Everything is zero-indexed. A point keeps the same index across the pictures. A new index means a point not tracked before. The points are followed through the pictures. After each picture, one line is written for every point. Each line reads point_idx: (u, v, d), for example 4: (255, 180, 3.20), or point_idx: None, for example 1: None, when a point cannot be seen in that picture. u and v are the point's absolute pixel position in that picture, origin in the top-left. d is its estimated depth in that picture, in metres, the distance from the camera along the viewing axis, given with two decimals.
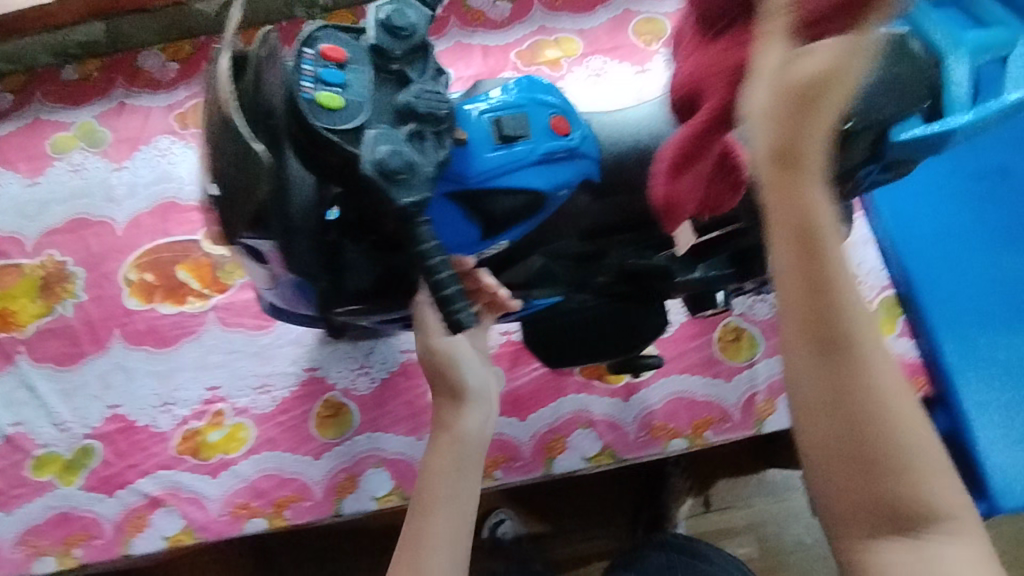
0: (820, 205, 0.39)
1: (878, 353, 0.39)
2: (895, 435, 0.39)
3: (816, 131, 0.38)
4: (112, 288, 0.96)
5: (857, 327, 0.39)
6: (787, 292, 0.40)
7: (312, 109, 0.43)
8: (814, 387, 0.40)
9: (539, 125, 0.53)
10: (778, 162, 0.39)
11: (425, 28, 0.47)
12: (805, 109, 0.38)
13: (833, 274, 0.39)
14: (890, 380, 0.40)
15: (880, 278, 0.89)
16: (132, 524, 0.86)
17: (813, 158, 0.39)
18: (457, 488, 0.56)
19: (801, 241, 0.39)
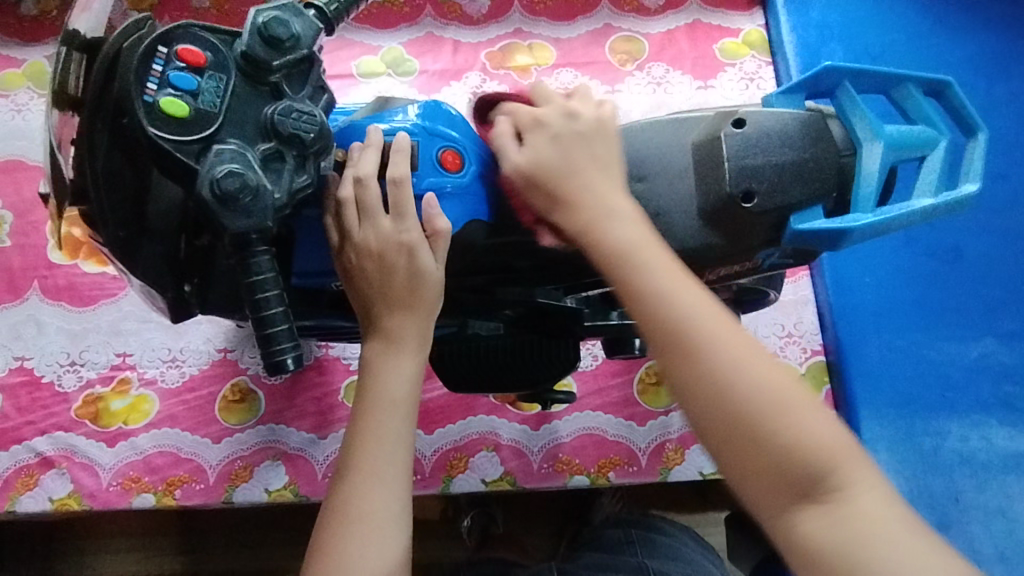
0: (617, 216, 0.48)
1: (717, 338, 0.43)
2: (752, 395, 0.41)
3: (597, 180, 0.49)
4: (38, 238, 0.93)
5: (686, 312, 0.44)
6: (636, 301, 0.45)
7: (152, 115, 0.41)
8: (684, 376, 0.43)
9: (427, 158, 0.51)
10: (588, 199, 0.49)
11: (310, 40, 0.44)
12: (557, 162, 0.50)
13: (649, 274, 0.45)
14: (734, 348, 0.43)
15: (814, 341, 0.85)
16: (21, 481, 0.83)
17: (592, 195, 0.49)
18: (388, 449, 0.53)
19: (616, 256, 0.46)
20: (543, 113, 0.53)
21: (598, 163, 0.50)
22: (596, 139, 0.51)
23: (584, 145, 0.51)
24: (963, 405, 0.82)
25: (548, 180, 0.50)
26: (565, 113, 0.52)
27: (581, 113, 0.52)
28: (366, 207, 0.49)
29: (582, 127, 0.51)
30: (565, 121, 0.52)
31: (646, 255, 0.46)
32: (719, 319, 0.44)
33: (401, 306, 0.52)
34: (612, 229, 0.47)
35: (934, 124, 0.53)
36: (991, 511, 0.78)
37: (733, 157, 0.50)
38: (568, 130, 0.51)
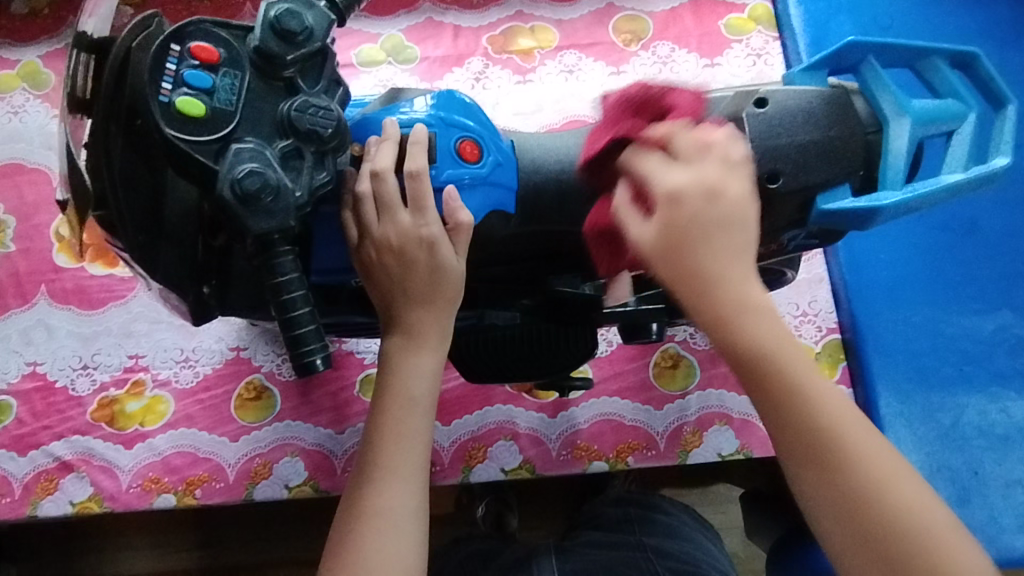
0: (765, 316, 0.44)
1: (839, 417, 0.43)
2: (884, 484, 0.42)
3: (734, 273, 0.44)
4: (42, 242, 0.92)
5: (824, 415, 0.43)
6: (775, 401, 0.44)
7: (168, 116, 0.40)
8: (812, 471, 0.43)
9: (445, 150, 0.50)
10: (728, 305, 0.44)
11: (323, 32, 0.43)
12: (696, 257, 0.44)
13: (803, 393, 0.43)
14: (884, 469, 0.43)
15: (829, 319, 0.85)
16: (41, 486, 0.83)
17: (729, 282, 0.44)
18: (405, 434, 0.53)
19: (766, 364, 0.44)
20: (676, 176, 0.45)
21: (735, 250, 0.44)
22: (735, 222, 0.45)
23: (720, 227, 0.44)
24: (981, 378, 0.82)
25: (687, 245, 0.44)
26: (705, 188, 0.45)
27: (723, 191, 0.45)
28: (384, 201, 0.48)
29: (721, 208, 0.44)
30: (703, 198, 0.44)
31: (793, 365, 0.44)
32: (868, 441, 0.43)
33: (420, 300, 0.51)
34: (752, 326, 0.44)
35: (961, 97, 0.52)
36: (1009, 482, 0.79)
37: (756, 138, 0.49)
38: (705, 211, 0.44)
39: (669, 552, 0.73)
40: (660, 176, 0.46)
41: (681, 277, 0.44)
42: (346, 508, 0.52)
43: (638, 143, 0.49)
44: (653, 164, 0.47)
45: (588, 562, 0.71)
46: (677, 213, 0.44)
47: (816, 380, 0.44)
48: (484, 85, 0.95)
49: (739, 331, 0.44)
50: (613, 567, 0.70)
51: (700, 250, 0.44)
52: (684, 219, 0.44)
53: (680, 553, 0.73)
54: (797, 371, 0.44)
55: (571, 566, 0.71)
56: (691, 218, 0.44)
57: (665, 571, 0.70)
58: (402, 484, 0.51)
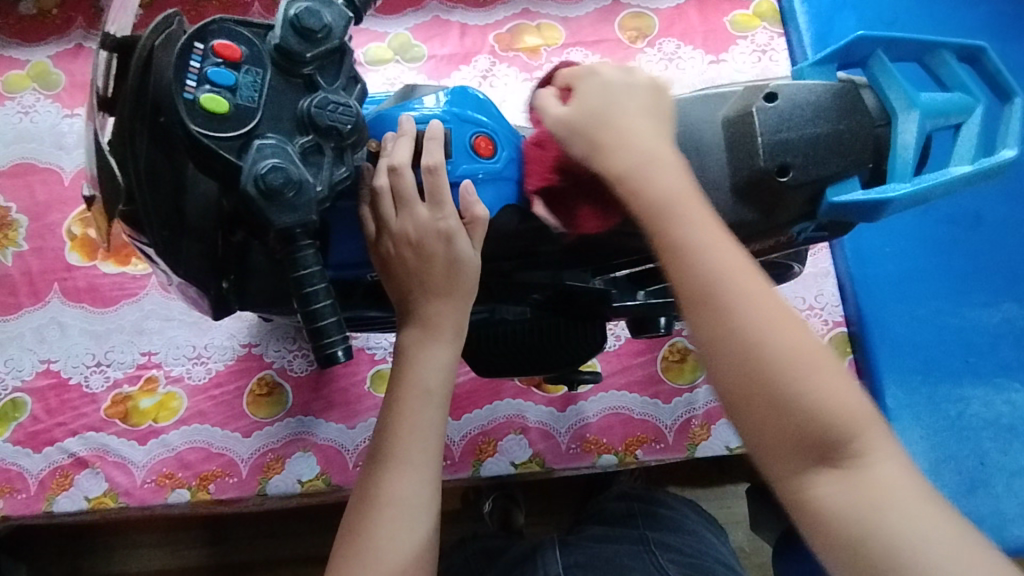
0: (657, 179, 0.45)
1: (733, 283, 0.41)
2: (774, 341, 0.40)
3: (636, 138, 0.47)
4: (54, 241, 0.93)
5: (717, 277, 0.41)
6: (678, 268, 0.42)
7: (192, 112, 0.40)
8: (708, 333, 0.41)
9: (461, 145, 0.51)
10: (638, 200, 0.44)
11: (341, 30, 0.44)
12: (608, 122, 0.48)
13: (719, 272, 0.42)
14: (807, 355, 0.40)
15: (835, 313, 0.85)
16: (56, 482, 0.84)
17: (626, 149, 0.47)
18: (418, 426, 0.53)
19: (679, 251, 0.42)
20: (575, 100, 0.50)
21: (655, 160, 0.46)
22: (646, 99, 0.50)
23: (629, 122, 0.48)
24: (987, 369, 0.83)
25: (586, 130, 0.49)
26: (603, 84, 0.50)
27: (643, 77, 0.51)
28: (402, 196, 0.49)
29: (611, 97, 0.49)
30: (597, 89, 0.50)
31: (713, 252, 0.42)
32: (793, 326, 0.41)
33: (436, 293, 0.52)
34: (681, 227, 0.43)
35: (968, 90, 0.53)
36: (1015, 472, 0.79)
37: (766, 132, 0.51)
38: (609, 91, 0.50)
39: (671, 544, 0.74)
40: (550, 106, 0.51)
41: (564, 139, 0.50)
42: (359, 497, 0.53)
43: (556, 90, 0.53)
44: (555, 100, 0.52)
45: (591, 555, 0.73)
46: (586, 113, 0.49)
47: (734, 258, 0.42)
48: (491, 82, 0.96)
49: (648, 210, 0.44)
50: (618, 559, 0.72)
51: (611, 135, 0.48)
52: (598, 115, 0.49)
53: (682, 545, 0.74)
54: (714, 253, 0.42)
55: (574, 559, 0.72)
56: (597, 89, 0.50)
57: (667, 562, 0.71)
58: (416, 475, 0.52)
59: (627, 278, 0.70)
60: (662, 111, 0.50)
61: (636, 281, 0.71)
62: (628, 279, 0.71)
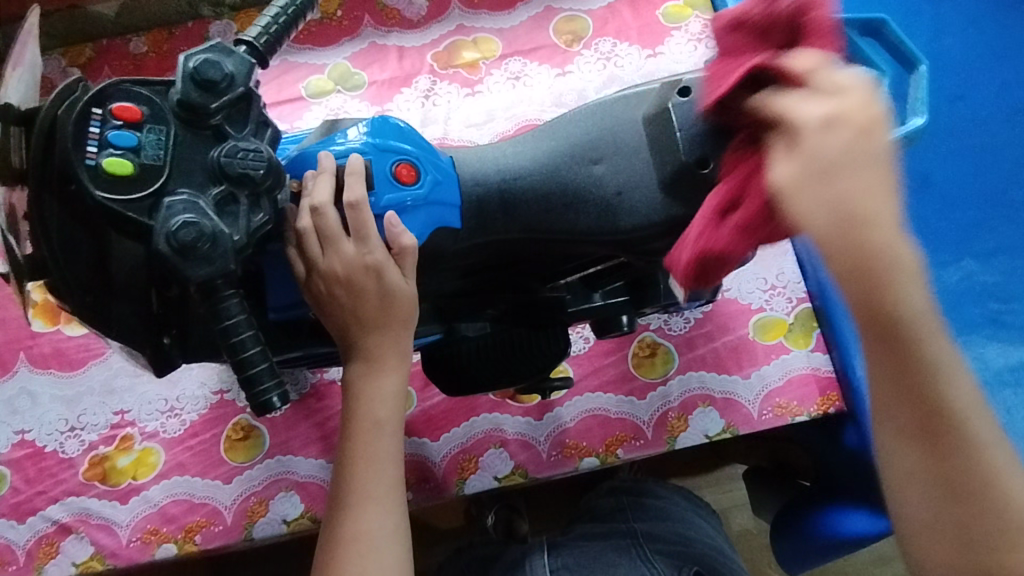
0: (913, 288, 0.41)
1: (954, 380, 0.42)
2: (983, 452, 0.42)
3: (887, 211, 0.40)
4: (16, 311, 0.92)
5: (943, 382, 0.42)
6: (897, 370, 0.42)
7: (98, 178, 0.41)
8: (904, 440, 0.43)
9: (382, 175, 0.51)
10: (870, 262, 0.40)
11: (244, 77, 0.44)
12: (840, 172, 0.40)
13: (954, 409, 0.42)
14: (991, 443, 0.43)
15: (798, 290, 0.88)
16: (43, 551, 0.84)
17: (880, 218, 0.40)
18: (373, 459, 0.53)
19: (896, 331, 0.41)
20: (824, 110, 0.42)
21: (873, 170, 0.40)
22: (870, 149, 0.40)
23: (851, 159, 0.40)
24: (950, 328, 0.84)
25: (832, 174, 0.40)
26: (856, 125, 0.41)
27: (854, 122, 0.41)
28: (326, 234, 0.49)
29: (875, 142, 0.40)
30: (856, 132, 0.41)
31: (952, 373, 0.42)
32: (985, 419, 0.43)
33: (375, 325, 0.52)
34: (906, 292, 0.41)
35: (872, 64, 0.54)
36: (991, 427, 0.80)
37: (683, 127, 0.51)
38: (843, 149, 0.40)
39: (659, 535, 0.74)
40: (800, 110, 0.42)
41: (833, 210, 0.40)
42: (324, 537, 0.53)
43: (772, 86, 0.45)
44: (802, 100, 0.43)
45: (579, 556, 0.72)
46: (858, 152, 0.40)
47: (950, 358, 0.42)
48: (434, 101, 0.96)
49: (854, 253, 0.40)
50: (606, 557, 0.71)
51: (821, 169, 0.41)
52: (867, 150, 0.41)
53: (670, 534, 0.74)
54: (924, 336, 0.41)
55: (561, 561, 0.71)
56: (843, 98, 0.42)
57: (654, 554, 0.71)
58: (376, 509, 0.52)
59: (579, 281, 0.68)
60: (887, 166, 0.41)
61: (589, 283, 0.69)
62: (581, 282, 0.68)
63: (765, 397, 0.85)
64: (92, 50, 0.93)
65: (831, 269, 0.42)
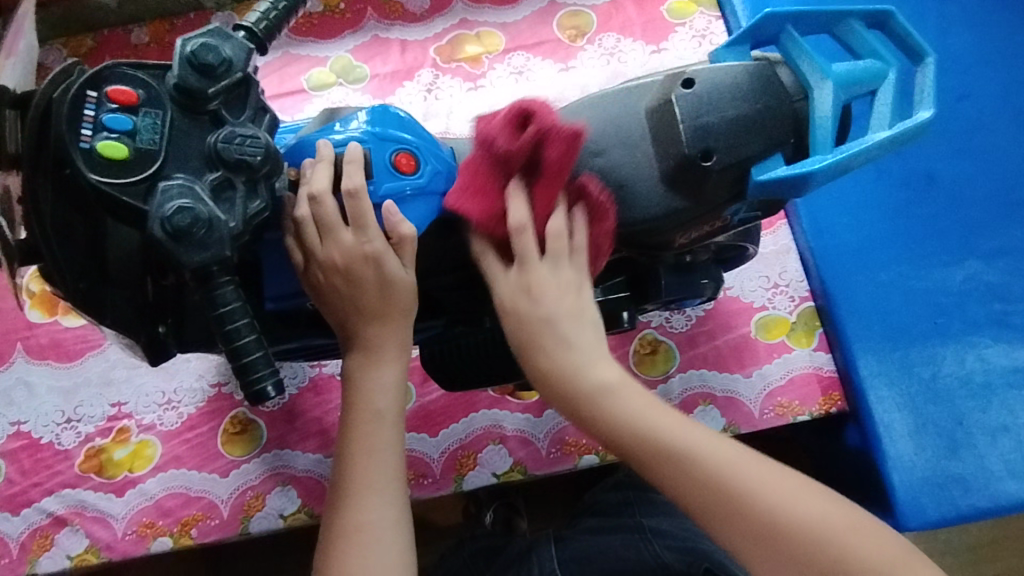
0: (617, 405, 0.50)
1: (693, 445, 0.48)
2: (773, 492, 0.45)
3: (585, 368, 0.51)
4: (14, 301, 0.91)
5: (680, 446, 0.48)
6: (644, 451, 0.48)
7: (92, 161, 0.40)
8: (709, 510, 0.46)
9: (381, 164, 0.51)
10: (582, 398, 0.50)
11: (243, 62, 0.44)
12: (541, 349, 0.51)
13: (719, 473, 0.46)
14: (783, 492, 0.46)
15: (800, 288, 0.86)
16: (37, 543, 0.83)
17: (575, 373, 0.50)
18: (373, 449, 0.53)
19: (639, 440, 0.49)
20: (525, 252, 0.51)
21: (570, 341, 0.51)
22: (563, 314, 0.51)
23: (547, 323, 0.51)
24: (955, 328, 0.83)
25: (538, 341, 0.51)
26: (524, 288, 0.52)
27: (534, 281, 0.51)
28: (325, 222, 0.48)
29: (543, 305, 0.51)
30: (525, 298, 0.52)
31: (690, 442, 0.48)
32: (765, 472, 0.46)
33: (374, 315, 0.51)
34: (618, 404, 0.50)
35: (880, 56, 0.53)
36: (995, 428, 0.79)
37: (686, 118, 0.51)
38: (529, 309, 0.51)
39: (668, 531, 0.72)
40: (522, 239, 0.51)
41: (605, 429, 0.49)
42: (324, 529, 0.53)
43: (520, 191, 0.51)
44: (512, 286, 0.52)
45: (586, 550, 0.73)
46: (516, 306, 0.52)
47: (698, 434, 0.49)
48: (436, 95, 0.95)
49: (575, 392, 0.50)
50: (614, 553, 0.71)
51: (543, 348, 0.51)
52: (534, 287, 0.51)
53: (679, 531, 0.72)
54: (666, 429, 0.49)
55: (568, 554, 0.73)
56: (560, 241, 0.51)
57: (663, 552, 0.69)
58: (375, 501, 0.51)
59: None
60: (588, 297, 0.52)
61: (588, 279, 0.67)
62: None
63: (768, 395, 0.82)
64: (93, 41, 0.92)
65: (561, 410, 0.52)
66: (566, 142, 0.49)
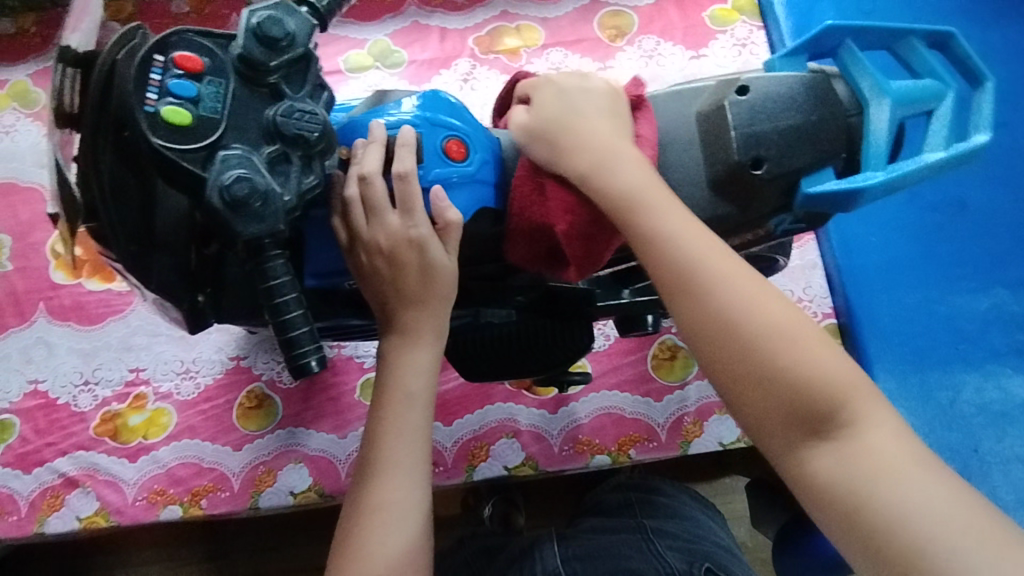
0: (635, 174, 0.47)
1: (705, 256, 0.44)
2: (765, 320, 0.41)
3: (608, 140, 0.49)
4: (39, 260, 0.92)
5: (688, 249, 0.44)
6: (648, 242, 0.45)
7: (155, 125, 0.40)
8: (698, 314, 0.43)
9: (432, 149, 0.51)
10: (600, 176, 0.48)
11: (305, 37, 0.44)
12: (566, 132, 0.50)
13: (716, 278, 0.43)
14: (783, 317, 0.42)
15: (823, 305, 0.84)
16: (47, 503, 0.84)
17: (596, 139, 0.50)
18: (401, 431, 0.53)
19: (629, 202, 0.46)
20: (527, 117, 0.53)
21: (605, 123, 0.50)
22: (605, 102, 0.52)
23: (591, 107, 0.52)
24: (977, 355, 0.83)
25: (552, 130, 0.51)
26: (581, 78, 0.54)
27: (594, 77, 0.54)
28: (373, 204, 0.49)
29: (592, 89, 0.53)
30: (563, 104, 0.52)
31: (698, 249, 0.44)
32: (758, 293, 0.42)
33: (414, 300, 0.52)
34: (616, 174, 0.48)
35: (939, 76, 0.53)
36: (1010, 458, 0.79)
37: (738, 125, 0.50)
38: (579, 88, 0.53)
39: (669, 531, 0.73)
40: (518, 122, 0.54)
41: (614, 195, 0.47)
42: (347, 506, 0.53)
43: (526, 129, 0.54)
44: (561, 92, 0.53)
45: (590, 547, 0.72)
46: (575, 96, 0.52)
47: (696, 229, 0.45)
48: (472, 86, 0.95)
49: (585, 159, 0.49)
50: (619, 550, 0.70)
51: (572, 145, 0.50)
52: (591, 91, 0.53)
53: (681, 532, 0.74)
54: (662, 212, 0.46)
55: (573, 551, 0.71)
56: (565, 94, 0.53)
57: (666, 549, 0.70)
58: (400, 482, 0.52)
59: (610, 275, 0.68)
60: (614, 108, 0.52)
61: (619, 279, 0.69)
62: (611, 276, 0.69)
63: None
64: (134, 7, 0.92)
65: (574, 167, 0.49)
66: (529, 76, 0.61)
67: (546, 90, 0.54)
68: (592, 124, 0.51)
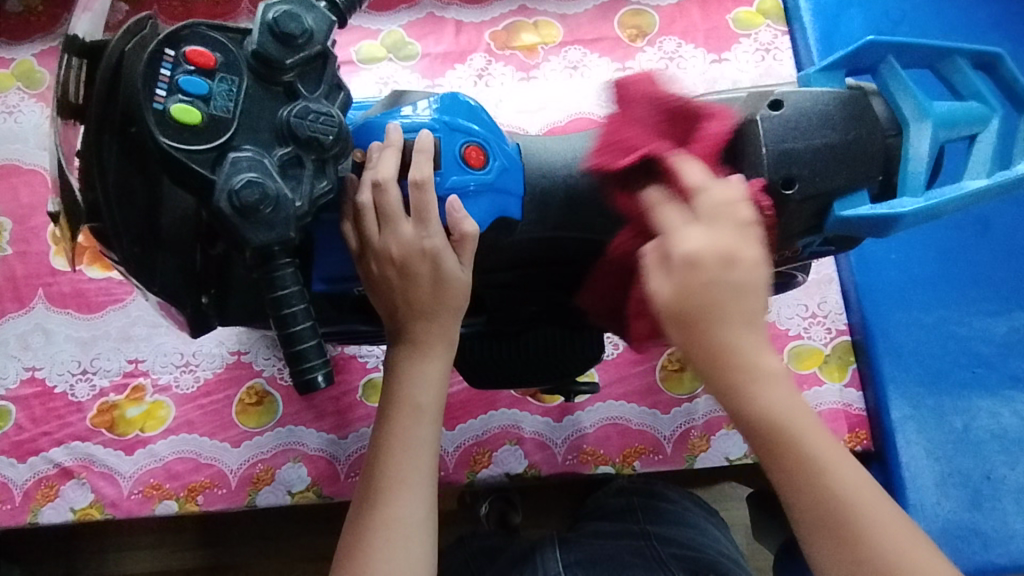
0: (759, 354, 0.41)
1: (800, 426, 0.41)
2: (848, 497, 0.41)
3: (739, 329, 0.41)
4: (39, 245, 0.90)
5: (781, 410, 0.41)
6: (746, 396, 0.41)
7: (163, 124, 0.38)
8: (790, 485, 0.41)
9: (449, 155, 0.49)
10: (718, 323, 0.41)
11: (323, 35, 0.42)
12: (708, 320, 0.41)
13: (809, 453, 0.41)
14: (859, 493, 0.41)
15: (839, 320, 0.84)
16: (41, 493, 0.82)
17: (733, 334, 0.41)
18: (408, 444, 0.51)
19: (776, 440, 0.41)
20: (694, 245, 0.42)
21: (753, 325, 0.41)
22: (754, 289, 0.42)
23: (736, 296, 0.41)
24: (994, 381, 0.81)
25: (693, 315, 0.41)
26: (723, 256, 0.41)
27: (740, 256, 0.42)
28: (386, 211, 0.47)
29: (737, 275, 0.41)
30: (718, 265, 0.41)
31: (792, 412, 0.42)
32: (891, 526, 0.41)
33: (425, 311, 0.50)
34: (730, 341, 0.41)
35: (984, 99, 0.52)
36: (1023, 486, 0.77)
37: (771, 143, 0.48)
38: (721, 278, 0.41)
39: (673, 538, 0.72)
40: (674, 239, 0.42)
41: (736, 397, 0.41)
42: (350, 518, 0.52)
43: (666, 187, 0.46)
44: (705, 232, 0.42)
45: (594, 552, 0.69)
46: (722, 265, 0.41)
47: (841, 462, 0.42)
48: (487, 82, 0.93)
49: (734, 374, 0.41)
50: (621, 558, 0.68)
51: (710, 323, 0.41)
52: (735, 266, 0.41)
53: (684, 539, 0.72)
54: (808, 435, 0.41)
55: (575, 557, 0.69)
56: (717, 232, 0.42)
57: (669, 557, 0.68)
58: (406, 497, 0.50)
59: None
60: (754, 295, 0.42)
61: None
62: None
63: None
64: None
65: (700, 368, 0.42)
66: (727, 119, 0.49)
67: (705, 226, 0.43)
68: (742, 308, 0.41)
